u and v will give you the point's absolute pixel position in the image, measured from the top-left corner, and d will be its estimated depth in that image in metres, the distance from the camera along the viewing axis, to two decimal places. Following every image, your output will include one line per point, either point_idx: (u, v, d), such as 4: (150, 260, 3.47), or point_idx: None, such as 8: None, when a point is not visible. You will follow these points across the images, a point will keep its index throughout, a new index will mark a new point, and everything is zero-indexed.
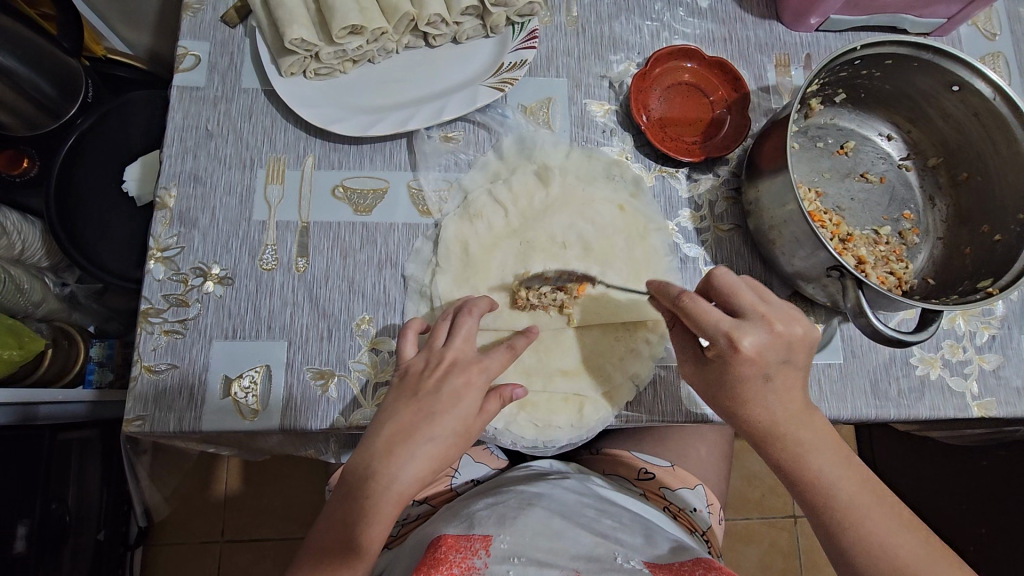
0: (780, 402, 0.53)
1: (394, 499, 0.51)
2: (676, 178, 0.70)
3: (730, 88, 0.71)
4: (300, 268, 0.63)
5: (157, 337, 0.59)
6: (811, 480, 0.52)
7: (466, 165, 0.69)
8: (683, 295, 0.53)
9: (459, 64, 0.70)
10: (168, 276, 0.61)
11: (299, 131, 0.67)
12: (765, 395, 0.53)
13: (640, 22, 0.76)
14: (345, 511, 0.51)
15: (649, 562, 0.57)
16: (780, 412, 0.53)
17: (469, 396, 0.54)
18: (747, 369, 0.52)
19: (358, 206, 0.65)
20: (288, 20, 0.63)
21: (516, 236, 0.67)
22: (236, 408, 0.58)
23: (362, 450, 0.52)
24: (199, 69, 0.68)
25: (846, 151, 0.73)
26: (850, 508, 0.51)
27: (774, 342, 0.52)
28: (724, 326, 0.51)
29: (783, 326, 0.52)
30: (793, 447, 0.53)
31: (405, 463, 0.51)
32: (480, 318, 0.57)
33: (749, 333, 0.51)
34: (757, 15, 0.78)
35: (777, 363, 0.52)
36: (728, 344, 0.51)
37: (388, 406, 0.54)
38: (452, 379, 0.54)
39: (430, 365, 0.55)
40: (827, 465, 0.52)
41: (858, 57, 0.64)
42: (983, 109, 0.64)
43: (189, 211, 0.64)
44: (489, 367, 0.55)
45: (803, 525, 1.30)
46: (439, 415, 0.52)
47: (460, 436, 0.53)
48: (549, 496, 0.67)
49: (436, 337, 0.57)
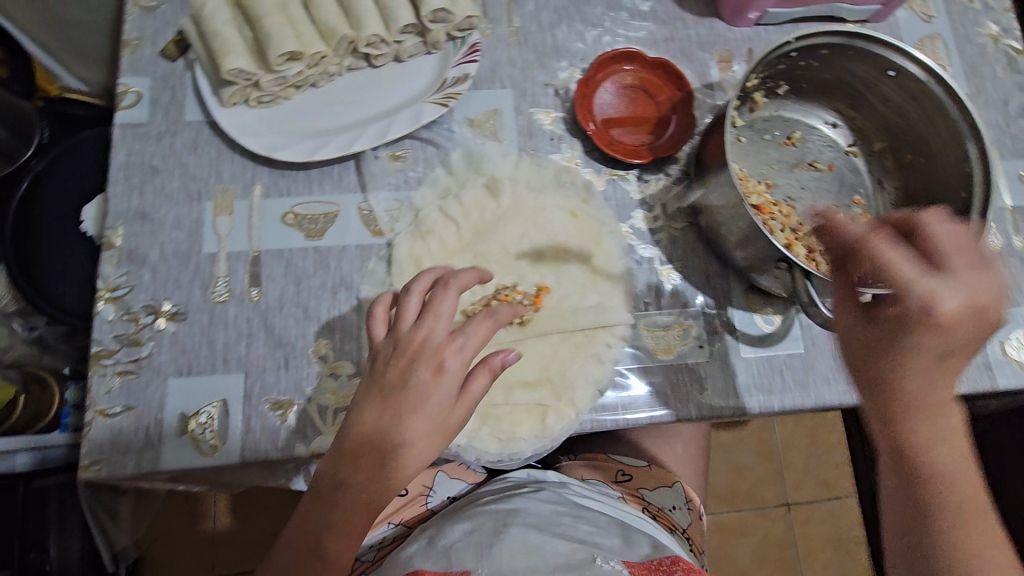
0: (924, 358, 0.44)
1: (359, 502, 0.48)
2: (626, 180, 0.71)
3: (673, 88, 0.72)
4: (253, 297, 0.62)
5: (110, 378, 0.58)
6: (908, 451, 0.46)
7: (416, 182, 0.68)
8: (868, 237, 0.43)
9: (403, 82, 0.71)
10: (119, 316, 0.61)
11: (245, 160, 0.67)
12: (907, 365, 0.44)
13: (581, 29, 0.77)
14: (321, 518, 0.49)
15: (628, 563, 0.60)
16: (905, 367, 0.45)
17: (439, 384, 0.48)
18: (934, 334, 0.43)
19: (309, 231, 0.65)
20: (222, 50, 0.62)
21: (468, 250, 0.66)
22: (194, 445, 0.57)
23: (334, 455, 0.48)
24: (141, 105, 0.68)
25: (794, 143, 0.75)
26: (932, 487, 0.45)
27: (981, 308, 0.42)
28: (919, 280, 0.42)
29: (986, 296, 0.42)
30: (933, 461, 0.45)
31: (377, 474, 0.47)
32: (456, 293, 0.51)
33: (952, 292, 0.42)
34: (697, 14, 0.79)
35: (972, 334, 0.43)
36: (912, 294, 0.42)
37: (357, 402, 0.49)
38: (418, 371, 0.48)
39: (396, 349, 0.49)
40: (933, 452, 0.45)
41: (793, 49, 0.64)
42: (919, 91, 0.65)
43: (138, 248, 0.63)
44: (461, 348, 0.49)
45: (796, 513, 1.31)
46: (407, 414, 0.47)
47: (438, 434, 0.48)
48: (525, 509, 0.67)
49: (402, 319, 0.51)
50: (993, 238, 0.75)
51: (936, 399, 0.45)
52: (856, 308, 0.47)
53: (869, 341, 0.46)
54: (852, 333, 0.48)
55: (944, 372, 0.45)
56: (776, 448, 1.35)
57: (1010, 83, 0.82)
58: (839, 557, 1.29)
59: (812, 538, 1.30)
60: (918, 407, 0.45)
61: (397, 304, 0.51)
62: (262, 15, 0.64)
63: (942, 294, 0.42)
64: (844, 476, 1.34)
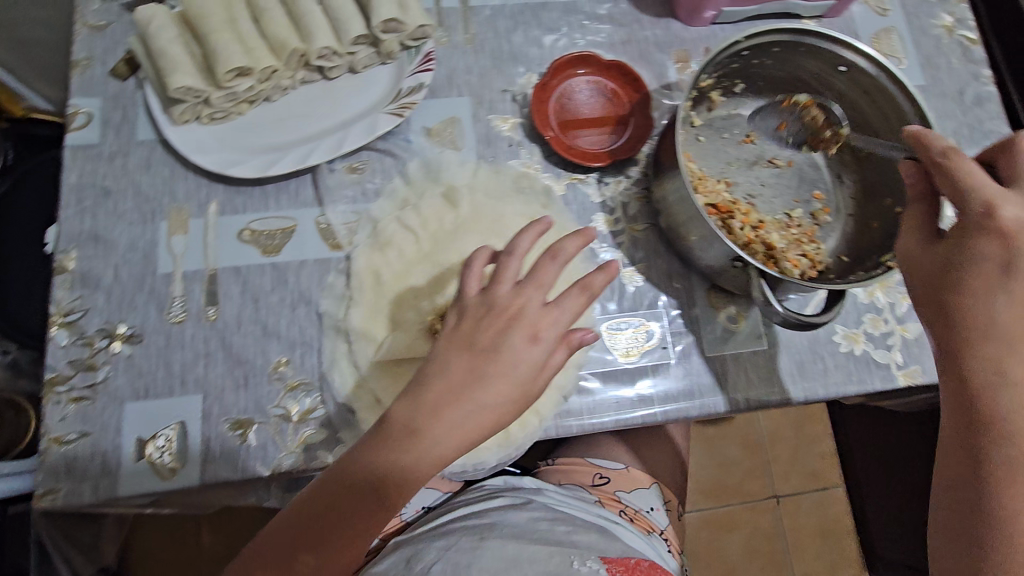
0: (1012, 294, 0.47)
1: (434, 460, 0.49)
2: (586, 184, 0.71)
3: (630, 89, 0.73)
4: (210, 317, 0.62)
5: (65, 405, 0.58)
6: (982, 396, 0.48)
7: (374, 194, 0.68)
8: (951, 149, 0.49)
9: (358, 93, 0.70)
10: (73, 340, 0.60)
11: (199, 179, 0.66)
12: (972, 288, 0.48)
13: (538, 33, 0.77)
14: (377, 465, 0.49)
15: (606, 560, 0.62)
16: (974, 299, 0.48)
17: (533, 351, 0.51)
18: (993, 248, 0.47)
19: (267, 247, 0.65)
20: (169, 68, 0.62)
21: (427, 260, 0.65)
22: (152, 470, 0.56)
23: (410, 406, 0.50)
24: (91, 126, 0.67)
25: (805, 104, 0.71)
26: (1007, 434, 0.48)
27: None
28: (987, 193, 0.48)
29: None
30: (1002, 411, 0.48)
31: (448, 426, 0.49)
32: (563, 265, 0.54)
33: (1012, 205, 0.47)
34: (653, 14, 0.79)
35: None
36: (979, 214, 0.48)
37: (439, 354, 0.52)
38: (514, 334, 0.51)
39: (491, 311, 0.52)
40: (998, 400, 0.48)
41: (744, 48, 0.65)
42: (871, 86, 0.66)
43: (91, 271, 0.62)
44: (558, 319, 0.53)
45: (784, 505, 1.31)
46: (495, 376, 0.50)
47: (517, 400, 0.51)
48: (501, 522, 0.67)
49: (500, 280, 0.53)
50: None
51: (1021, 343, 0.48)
52: (925, 237, 0.52)
53: (931, 266, 0.51)
54: (916, 259, 0.52)
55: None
56: (762, 442, 1.35)
57: (965, 73, 0.82)
58: (828, 546, 1.30)
59: (802, 530, 1.30)
60: (986, 350, 0.48)
61: (497, 264, 0.54)
62: (210, 32, 0.63)
63: (1000, 217, 0.47)
64: (831, 466, 1.34)
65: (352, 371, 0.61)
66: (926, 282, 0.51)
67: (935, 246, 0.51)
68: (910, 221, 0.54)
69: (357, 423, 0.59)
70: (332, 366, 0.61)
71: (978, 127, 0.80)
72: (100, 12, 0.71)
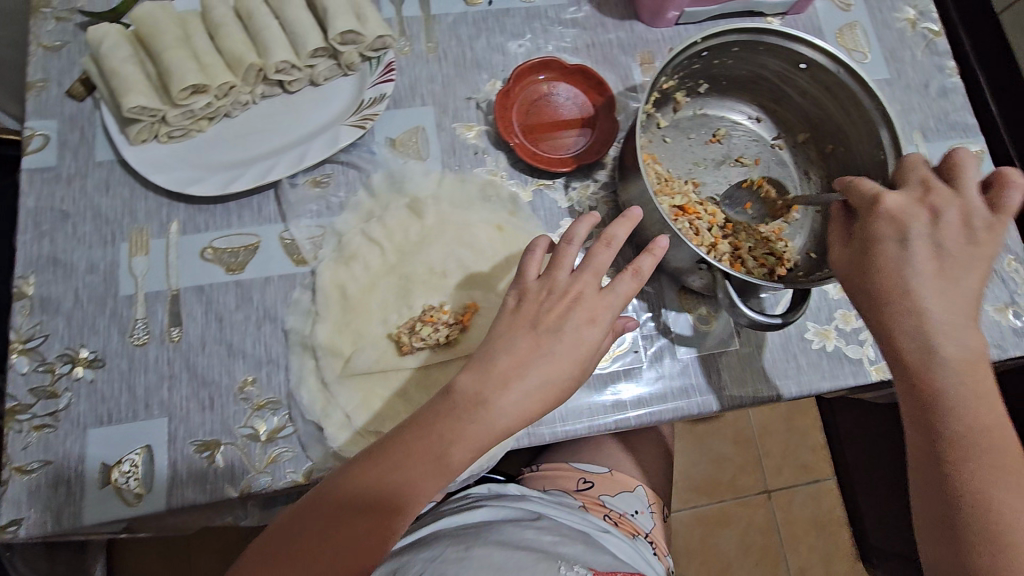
0: (923, 272, 0.50)
1: (496, 432, 0.50)
2: (553, 189, 0.70)
3: (594, 93, 0.73)
4: (174, 338, 0.61)
5: (27, 434, 0.57)
6: (922, 371, 0.49)
7: (338, 207, 0.67)
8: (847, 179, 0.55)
9: (320, 105, 0.70)
10: (34, 367, 0.59)
11: (160, 198, 0.65)
12: (882, 267, 0.51)
13: (501, 40, 0.76)
14: (384, 478, 0.49)
15: (595, 569, 0.60)
16: (890, 279, 0.51)
17: (591, 334, 0.52)
18: (885, 228, 0.51)
19: (230, 265, 0.64)
20: (123, 89, 0.61)
21: (393, 273, 0.65)
22: (117, 496, 0.55)
23: (477, 378, 0.51)
24: (48, 149, 0.66)
25: (759, 183, 0.73)
26: (956, 406, 0.48)
27: (923, 211, 0.51)
28: (874, 189, 0.53)
29: (943, 203, 0.52)
30: (938, 385, 0.49)
31: (513, 399, 0.50)
32: (614, 252, 0.54)
33: (897, 196, 0.52)
34: (616, 17, 0.79)
35: (922, 238, 0.51)
36: (869, 204, 0.52)
37: (502, 333, 0.53)
38: (575, 316, 0.52)
39: (553, 294, 0.53)
40: (935, 374, 0.49)
41: (703, 49, 0.64)
42: (832, 82, 0.66)
43: (51, 296, 0.61)
44: (611, 305, 0.53)
45: (778, 499, 1.27)
46: (560, 353, 0.51)
47: (576, 376, 0.53)
48: (487, 530, 0.65)
49: (560, 264, 0.54)
50: None
51: (947, 323, 0.50)
52: (841, 237, 0.55)
53: (848, 260, 0.54)
54: (838, 261, 0.55)
55: (943, 290, 0.50)
56: (754, 436, 1.30)
57: (929, 65, 0.82)
58: (823, 540, 1.26)
59: (797, 523, 1.27)
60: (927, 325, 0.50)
61: (554, 252, 0.54)
62: (164, 50, 0.63)
63: (884, 203, 0.51)
64: (824, 458, 1.31)
65: (319, 387, 0.60)
66: (851, 275, 0.54)
67: (851, 242, 0.54)
68: (832, 228, 0.57)
69: (326, 439, 0.58)
70: (299, 383, 0.60)
71: (943, 118, 0.80)
72: (54, 32, 0.70)
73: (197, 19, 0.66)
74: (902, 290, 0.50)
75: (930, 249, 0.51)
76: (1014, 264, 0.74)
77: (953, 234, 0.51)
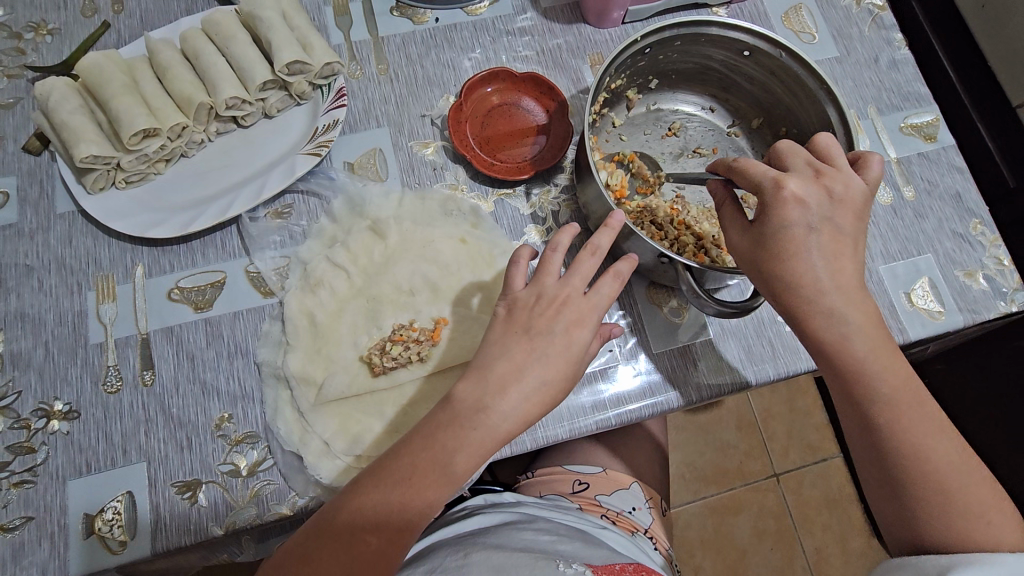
0: (824, 249, 0.50)
1: (500, 436, 0.49)
2: (515, 197, 0.71)
3: (546, 97, 0.73)
4: (147, 381, 0.61)
5: (7, 491, 0.57)
6: (840, 345, 0.50)
7: (302, 236, 0.68)
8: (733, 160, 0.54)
9: (275, 136, 0.70)
10: (9, 425, 0.59)
11: (124, 244, 0.66)
12: (796, 251, 0.50)
13: (450, 55, 0.77)
14: (385, 492, 0.48)
15: (592, 564, 0.58)
16: (798, 262, 0.50)
17: (581, 336, 0.51)
18: (791, 213, 0.50)
19: (198, 303, 0.64)
20: (74, 140, 0.62)
21: (360, 295, 0.65)
22: (102, 545, 0.55)
23: (473, 384, 0.50)
24: (8, 206, 0.66)
25: (629, 159, 0.73)
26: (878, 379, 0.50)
27: (819, 193, 0.51)
28: (769, 172, 0.51)
29: (833, 183, 0.51)
30: (855, 356, 0.50)
31: (511, 407, 0.49)
32: (600, 260, 0.53)
33: (793, 179, 0.51)
34: (563, 21, 0.79)
35: (821, 217, 0.50)
36: (772, 189, 0.50)
37: (495, 344, 0.51)
38: (564, 318, 0.51)
39: (542, 300, 0.52)
40: (850, 346, 0.50)
41: (647, 45, 0.65)
42: (777, 67, 0.66)
43: (21, 351, 0.62)
44: (597, 307, 0.52)
45: (787, 481, 1.26)
46: (554, 357, 0.50)
47: (568, 379, 0.52)
48: (483, 536, 0.62)
49: (547, 270, 0.53)
50: (906, 188, 0.76)
51: (856, 299, 0.50)
52: (739, 222, 0.54)
53: (752, 242, 0.52)
54: (739, 246, 0.53)
55: (845, 268, 0.51)
56: (756, 421, 1.29)
57: (878, 40, 0.83)
58: (836, 520, 1.24)
59: (808, 503, 1.25)
60: (839, 309, 0.50)
61: (539, 260, 0.54)
62: (112, 97, 0.64)
63: (786, 187, 0.50)
64: (829, 436, 1.29)
65: (295, 417, 0.60)
66: (755, 266, 0.52)
67: (749, 226, 0.53)
68: (723, 210, 0.55)
69: (306, 468, 0.58)
70: (275, 415, 0.60)
71: (896, 90, 0.81)
72: (7, 90, 0.71)
73: (144, 63, 0.68)
74: (811, 276, 0.50)
75: (828, 234, 0.50)
76: (982, 227, 0.74)
77: (856, 214, 0.51)
